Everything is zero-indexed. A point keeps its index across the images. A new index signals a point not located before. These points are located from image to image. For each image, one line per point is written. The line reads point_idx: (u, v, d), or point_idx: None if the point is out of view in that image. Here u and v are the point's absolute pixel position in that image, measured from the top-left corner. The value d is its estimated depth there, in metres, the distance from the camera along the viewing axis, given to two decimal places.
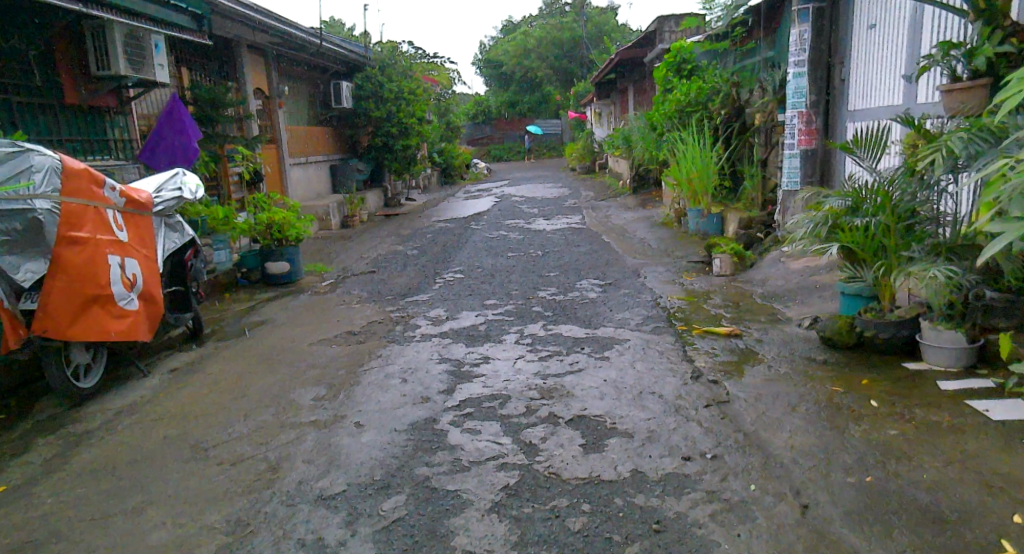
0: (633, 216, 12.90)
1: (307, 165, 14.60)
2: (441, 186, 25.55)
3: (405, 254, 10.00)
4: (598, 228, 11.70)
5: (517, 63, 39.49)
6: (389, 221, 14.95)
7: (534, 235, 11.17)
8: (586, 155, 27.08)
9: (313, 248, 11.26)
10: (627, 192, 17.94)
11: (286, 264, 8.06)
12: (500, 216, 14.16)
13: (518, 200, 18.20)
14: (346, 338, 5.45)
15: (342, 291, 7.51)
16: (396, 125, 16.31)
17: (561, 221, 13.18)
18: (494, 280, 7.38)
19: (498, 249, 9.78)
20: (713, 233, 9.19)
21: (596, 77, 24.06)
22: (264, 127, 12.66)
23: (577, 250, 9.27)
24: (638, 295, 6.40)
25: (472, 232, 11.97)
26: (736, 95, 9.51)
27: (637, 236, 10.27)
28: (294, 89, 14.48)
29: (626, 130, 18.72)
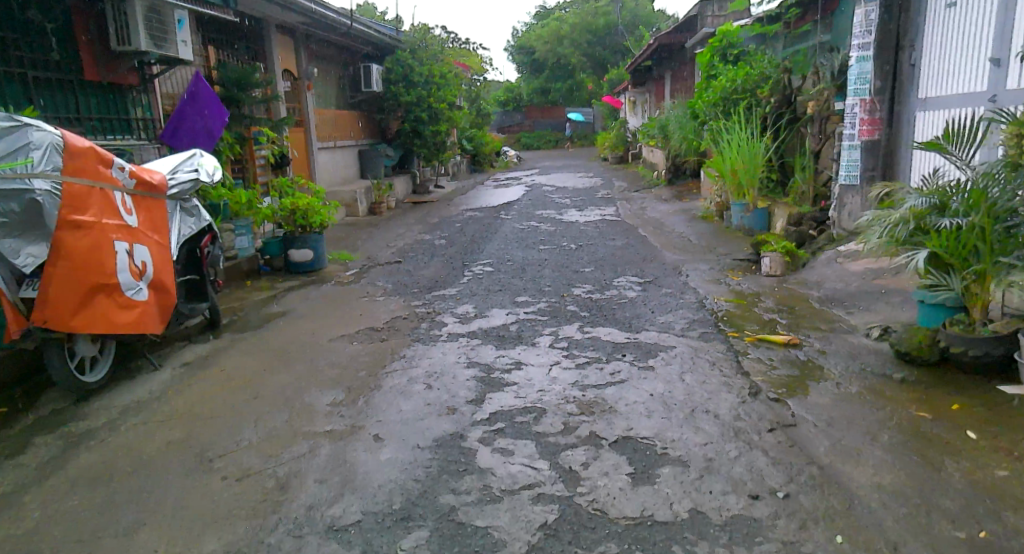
0: (669, 209, 12.39)
1: (334, 150, 14.28)
2: (469, 174, 25.17)
3: (432, 244, 9.63)
4: (633, 220, 11.22)
5: (549, 50, 38.90)
6: (416, 209, 14.61)
7: (566, 227, 10.72)
8: (618, 145, 26.51)
9: (339, 235, 10.95)
10: (661, 184, 17.40)
11: (309, 251, 7.72)
12: (531, 206, 13.73)
13: (548, 190, 17.78)
14: (367, 335, 5.08)
15: (366, 283, 7.17)
16: (426, 111, 15.94)
17: (594, 212, 12.72)
18: (525, 275, 6.97)
19: (529, 241, 9.37)
20: (759, 228, 8.68)
21: (631, 65, 23.48)
22: (292, 109, 12.36)
23: (613, 244, 8.80)
24: (681, 296, 5.94)
25: (501, 222, 11.57)
26: (787, 83, 8.96)
27: (675, 230, 9.77)
28: (323, 71, 14.16)
29: (662, 120, 18.16)
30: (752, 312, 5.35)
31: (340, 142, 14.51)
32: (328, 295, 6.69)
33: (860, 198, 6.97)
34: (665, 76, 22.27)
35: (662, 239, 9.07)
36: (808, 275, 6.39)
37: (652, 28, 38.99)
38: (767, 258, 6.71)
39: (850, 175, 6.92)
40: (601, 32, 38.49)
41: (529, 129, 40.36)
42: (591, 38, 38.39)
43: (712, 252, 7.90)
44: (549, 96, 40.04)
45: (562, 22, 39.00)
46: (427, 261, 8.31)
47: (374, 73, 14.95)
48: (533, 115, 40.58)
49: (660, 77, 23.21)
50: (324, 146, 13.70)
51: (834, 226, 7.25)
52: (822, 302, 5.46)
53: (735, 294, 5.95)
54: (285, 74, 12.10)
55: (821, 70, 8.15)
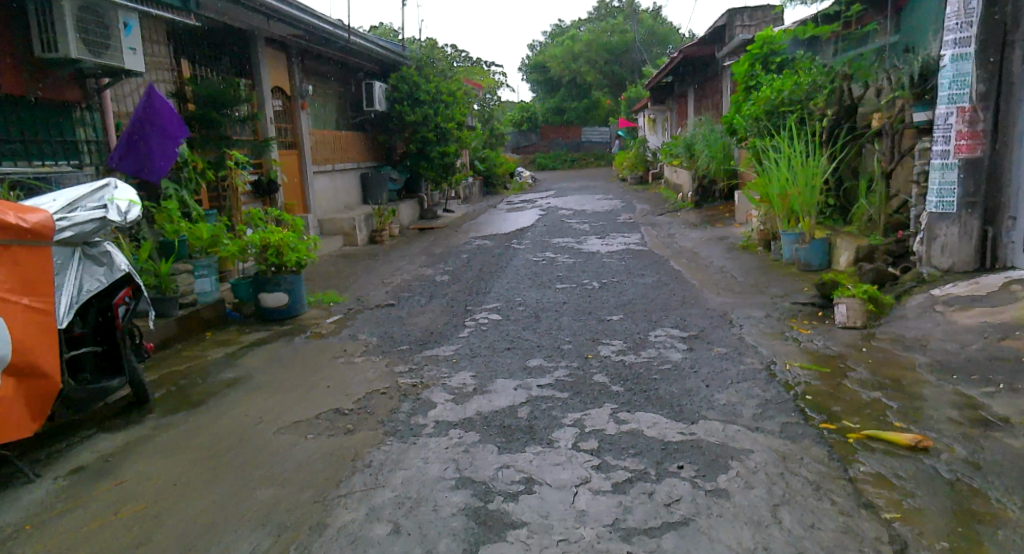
0: (701, 236, 11.06)
1: (333, 173, 13.15)
2: (481, 196, 23.99)
3: (434, 282, 8.40)
4: (662, 250, 9.93)
5: (564, 68, 37.87)
6: (422, 236, 13.44)
7: (588, 258, 9.44)
8: (638, 165, 25.29)
9: (331, 270, 9.77)
10: (687, 206, 16.15)
11: (285, 294, 6.43)
12: (547, 233, 12.47)
13: (566, 213, 16.54)
14: (329, 421, 3.79)
15: (347, 333, 5.93)
16: (433, 130, 14.81)
17: (617, 240, 11.45)
18: (540, 326, 5.70)
19: (545, 277, 8.12)
20: (818, 263, 7.36)
21: (652, 81, 22.33)
22: (283, 130, 11.22)
23: (644, 282, 7.51)
24: (739, 358, 4.65)
25: (514, 252, 10.34)
26: (849, 93, 7.64)
27: (713, 263, 8.48)
28: (321, 89, 13.05)
29: (687, 138, 16.92)
30: (843, 387, 4.04)
31: (340, 165, 13.35)
32: (298, 350, 5.45)
33: (957, 228, 5.70)
34: (688, 93, 21.06)
35: (700, 275, 7.78)
36: (898, 328, 5.07)
37: (670, 46, 38.00)
38: (840, 306, 5.45)
39: (945, 201, 5.72)
40: (618, 50, 37.49)
41: (544, 149, 39.22)
42: (608, 56, 37.39)
43: (764, 294, 6.60)
44: (565, 115, 38.94)
45: (578, 40, 38.01)
46: (425, 303, 7.08)
47: (377, 91, 13.83)
48: (548, 135, 39.40)
49: (682, 93, 22.01)
50: (321, 169, 12.54)
51: (923, 264, 5.96)
52: (931, 372, 4.14)
53: (811, 357, 4.63)
54: (276, 91, 10.96)
55: (895, 76, 6.84)
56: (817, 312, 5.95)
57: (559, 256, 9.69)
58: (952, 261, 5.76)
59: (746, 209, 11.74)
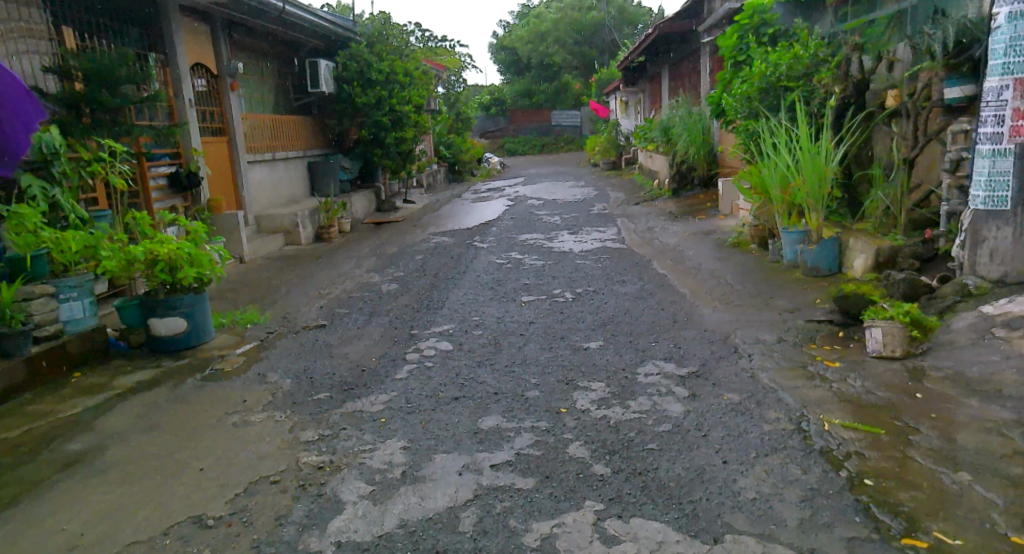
0: (683, 231, 9.94)
1: (274, 163, 11.79)
2: (446, 184, 22.63)
3: (378, 292, 7.16)
4: (643, 249, 8.78)
5: (531, 50, 36.59)
6: (376, 232, 12.17)
7: (559, 260, 8.27)
8: (610, 149, 24.13)
9: (264, 278, 8.46)
10: (664, 195, 15.08)
11: (184, 320, 5.20)
12: (513, 228, 11.29)
13: (534, 204, 15.35)
14: (180, 545, 2.68)
15: (254, 373, 4.68)
16: (388, 114, 13.49)
17: (591, 235, 10.29)
18: (499, 360, 4.52)
19: (509, 285, 6.93)
20: (827, 267, 6.21)
21: (623, 61, 21.25)
22: (208, 113, 9.86)
23: (625, 292, 6.36)
24: (760, 411, 3.52)
25: (475, 252, 9.14)
26: (858, 66, 6.55)
27: (704, 266, 7.35)
28: (258, 68, 11.70)
29: (663, 121, 15.81)
30: (913, 464, 2.92)
31: (283, 154, 12.01)
32: (184, 398, 4.20)
33: (1011, 229, 4.61)
34: (662, 72, 19.96)
35: (690, 282, 6.65)
36: (954, 361, 3.98)
37: (641, 26, 36.92)
38: (871, 330, 4.30)
39: (996, 197, 4.61)
40: (588, 31, 36.32)
41: (513, 133, 37.80)
42: (578, 36, 36.15)
43: (770, 308, 5.48)
44: (534, 98, 37.61)
45: (546, 19, 36.67)
46: (362, 324, 5.85)
47: (322, 70, 12.51)
48: (517, 119, 37.95)
49: (655, 74, 20.95)
50: (258, 159, 11.20)
51: (964, 272, 4.85)
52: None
53: (853, 407, 3.52)
54: (198, 69, 9.69)
55: (917, 43, 5.76)
56: (838, 333, 4.83)
57: (526, 258, 8.50)
58: (1002, 270, 4.66)
59: (731, 199, 10.68)
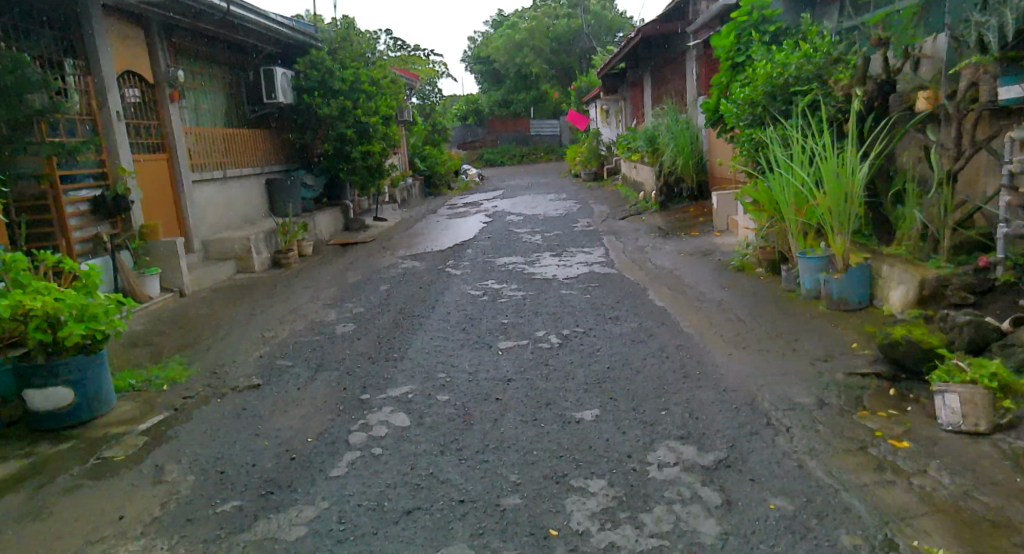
0: (678, 250, 8.99)
1: (224, 181, 10.69)
2: (422, 198, 21.62)
3: (331, 335, 6.11)
4: (637, 275, 7.79)
5: (508, 58, 35.83)
6: (341, 256, 11.11)
7: (541, 290, 7.27)
8: (591, 159, 23.33)
9: (202, 315, 7.39)
10: (652, 207, 14.18)
11: (70, 390, 4.19)
12: (490, 249, 10.29)
13: (514, 220, 14.38)
14: None
15: (150, 466, 3.62)
16: (353, 126, 12.43)
17: (577, 257, 9.32)
18: (469, 443, 3.51)
19: (484, 325, 5.91)
20: (856, 299, 5.20)
21: (604, 68, 20.43)
22: (141, 127, 8.77)
23: (622, 333, 5.37)
24: (826, 534, 2.54)
25: (448, 281, 8.13)
26: (883, 61, 5.63)
27: (709, 296, 6.38)
28: (206, 78, 10.64)
29: (648, 130, 14.95)
30: None
31: (236, 171, 10.94)
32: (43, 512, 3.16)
33: None
34: (645, 78, 19.17)
35: (696, 318, 5.68)
36: None
37: (619, 33, 36.38)
38: (944, 396, 3.32)
39: None
40: (565, 38, 35.61)
41: (492, 143, 36.92)
42: (555, 45, 35.44)
43: (798, 354, 4.50)
44: (512, 107, 36.79)
45: (523, 27, 35.95)
46: (304, 383, 4.80)
47: (279, 80, 11.47)
48: (495, 129, 37.05)
49: (638, 81, 20.15)
50: (206, 177, 10.13)
51: None
52: None
53: (951, 527, 2.55)
54: (130, 78, 8.65)
55: (959, 36, 4.84)
56: (889, 390, 3.78)
57: (504, 287, 7.49)
58: None
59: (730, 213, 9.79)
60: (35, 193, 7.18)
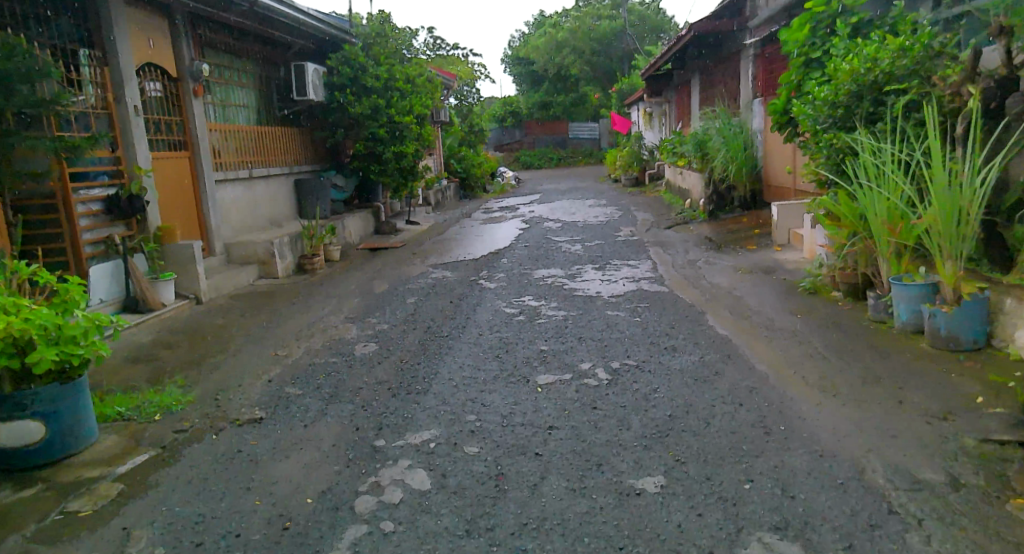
0: (733, 267, 8.20)
1: (252, 181, 10.19)
2: (456, 200, 21.02)
3: (349, 357, 5.47)
4: (691, 295, 7.01)
5: (548, 59, 35.20)
6: (370, 262, 10.54)
7: (585, 310, 6.55)
8: (632, 163, 22.53)
9: (217, 326, 6.82)
10: (699, 217, 13.37)
11: (42, 425, 3.54)
12: (527, 259, 9.61)
13: (551, 227, 13.71)
14: None
15: (116, 528, 3.00)
16: (386, 126, 11.86)
17: (621, 271, 8.57)
18: (505, 521, 2.81)
19: (520, 352, 5.21)
20: (970, 338, 4.40)
21: (649, 69, 19.67)
22: (164, 123, 8.25)
23: (682, 370, 4.62)
24: None
25: (481, 295, 7.46)
26: (1005, 58, 4.78)
27: (778, 325, 5.58)
28: (238, 73, 10.11)
29: (698, 134, 14.13)
30: None
31: (264, 171, 10.41)
32: None
33: None
34: (693, 80, 18.32)
35: (767, 353, 4.90)
36: None
37: (664, 35, 35.50)
38: None
39: None
40: (606, 40, 34.85)
41: (529, 146, 36.29)
42: (596, 46, 34.70)
43: (905, 409, 3.71)
44: (551, 109, 36.10)
45: (564, 28, 35.27)
46: (313, 421, 4.15)
47: (310, 76, 10.92)
48: (533, 131, 36.41)
49: (684, 83, 19.35)
50: (232, 177, 9.61)
51: None
52: None
53: None
54: (151, 71, 8.09)
55: None
56: None
57: (543, 305, 6.79)
58: None
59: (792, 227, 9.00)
60: (43, 192, 6.62)
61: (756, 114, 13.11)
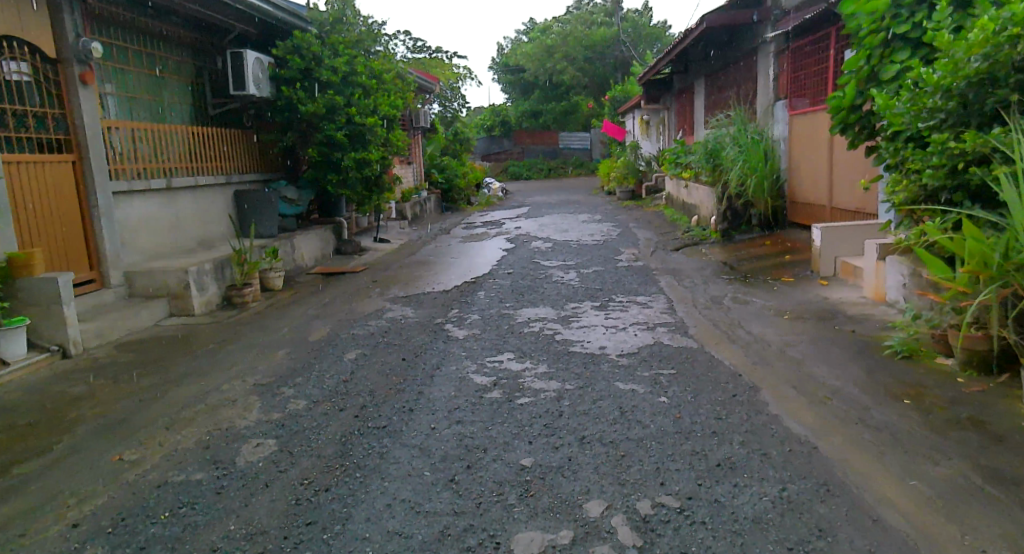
0: (775, 312, 6.34)
1: (173, 193, 8.21)
2: (437, 214, 19.11)
3: (226, 470, 3.57)
4: (731, 357, 5.11)
5: (538, 67, 33.57)
6: (318, 293, 8.63)
7: (586, 382, 4.65)
8: (628, 176, 20.75)
9: (72, 396, 4.89)
10: (711, 237, 11.54)
11: None
12: (511, 293, 7.72)
13: (540, 247, 11.85)
14: None
15: None
16: (345, 128, 9.93)
17: (631, 312, 6.68)
18: None
19: (489, 470, 3.32)
20: None
21: (649, 74, 17.96)
22: (34, 116, 6.35)
23: (758, 528, 2.74)
24: None
25: (446, 350, 5.56)
26: None
27: (880, 423, 3.71)
28: (156, 61, 8.20)
29: (708, 143, 12.33)
30: None
31: (192, 181, 8.48)
32: None
33: None
34: (697, 85, 16.58)
35: (887, 487, 3.03)
36: None
37: (658, 44, 33.99)
38: None
39: None
40: (599, 47, 33.23)
41: (518, 157, 34.50)
42: (589, 54, 33.10)
43: None
44: (541, 119, 34.40)
45: (555, 33, 33.67)
46: None
47: (250, 66, 9.02)
48: (523, 142, 34.36)
49: (687, 88, 17.64)
50: (143, 187, 7.63)
51: None
52: None
53: None
54: (14, 47, 6.18)
55: None
56: None
57: (528, 370, 4.88)
58: None
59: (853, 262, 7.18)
60: None
61: (779, 120, 11.37)
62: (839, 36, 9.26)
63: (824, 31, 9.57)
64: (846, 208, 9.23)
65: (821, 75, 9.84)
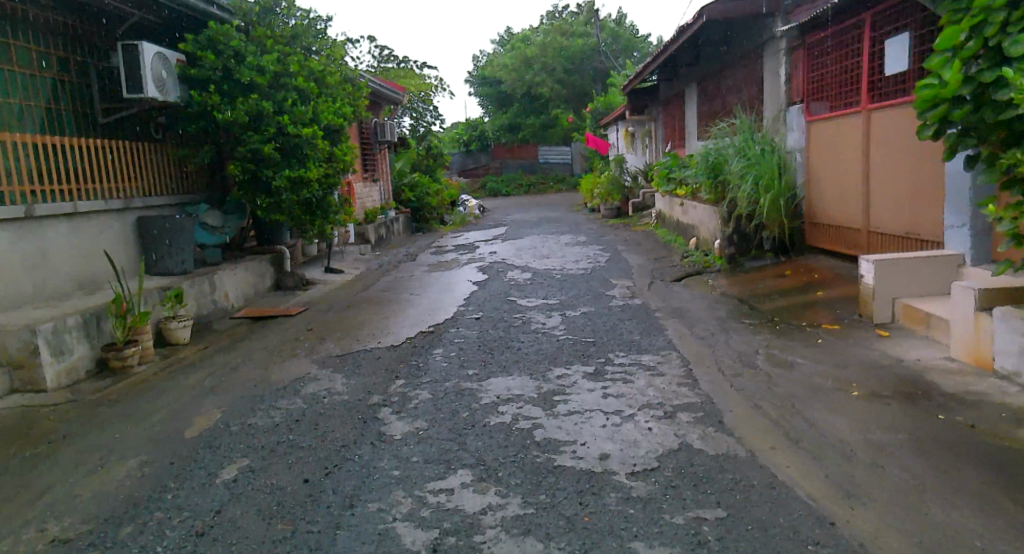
0: (839, 386, 4.58)
1: (41, 224, 6.35)
2: (405, 234, 17.30)
3: None
4: (803, 480, 3.32)
5: (515, 77, 32.01)
6: (235, 347, 6.78)
7: (584, 541, 2.86)
8: (613, 192, 19.02)
9: None
10: (717, 264, 9.85)
11: None
12: (478, 351, 5.92)
13: (518, 278, 10.08)
14: None
15: None
16: (275, 141, 8.10)
17: (638, 383, 4.90)
18: None
19: None
20: None
21: (633, 82, 16.38)
22: None
23: None
24: None
25: (371, 460, 3.75)
26: None
27: None
28: (15, 53, 6.43)
29: (710, 155, 10.65)
30: None
31: (68, 207, 6.60)
32: None
33: None
34: (688, 92, 14.97)
35: None
36: None
37: (640, 53, 32.60)
38: None
39: None
40: (578, 57, 31.72)
41: (495, 171, 32.82)
42: (568, 65, 31.60)
43: None
44: (519, 132, 32.76)
45: (534, 43, 32.14)
46: None
47: (149, 62, 7.22)
48: (501, 155, 33.20)
49: (676, 96, 16.02)
50: None
51: None
52: None
53: None
54: None
55: None
56: None
57: (493, 513, 3.08)
58: None
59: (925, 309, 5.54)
60: None
61: (794, 128, 9.68)
62: (877, 23, 7.65)
63: (857, 20, 7.94)
64: (891, 232, 7.56)
65: (850, 72, 8.21)
